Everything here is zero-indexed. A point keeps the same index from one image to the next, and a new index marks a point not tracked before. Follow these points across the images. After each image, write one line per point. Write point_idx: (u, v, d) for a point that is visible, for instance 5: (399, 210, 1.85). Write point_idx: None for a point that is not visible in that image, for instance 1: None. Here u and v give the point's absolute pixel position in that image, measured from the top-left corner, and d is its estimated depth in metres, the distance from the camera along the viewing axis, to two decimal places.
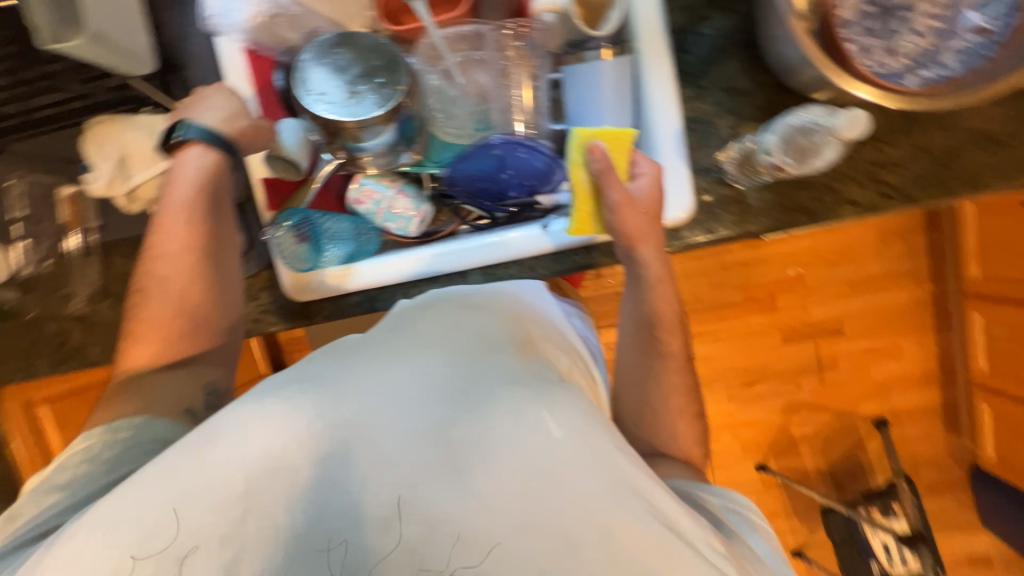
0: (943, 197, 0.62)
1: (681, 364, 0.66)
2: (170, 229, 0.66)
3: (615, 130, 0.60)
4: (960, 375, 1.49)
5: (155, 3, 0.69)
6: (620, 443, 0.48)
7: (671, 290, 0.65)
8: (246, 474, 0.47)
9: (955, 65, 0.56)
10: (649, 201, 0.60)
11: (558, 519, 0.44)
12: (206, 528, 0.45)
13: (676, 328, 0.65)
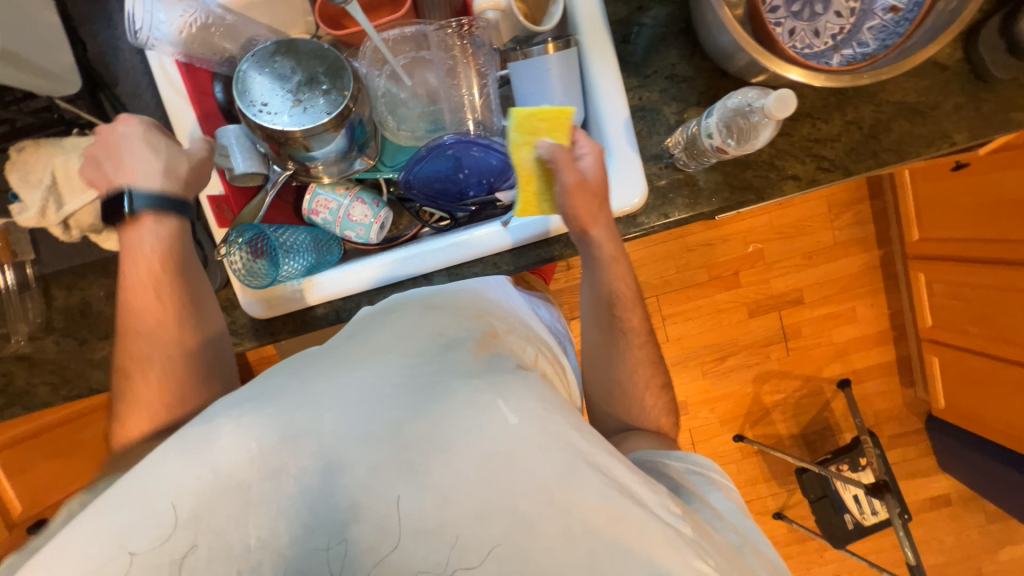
0: (875, 167, 0.66)
1: (644, 338, 0.67)
2: (143, 305, 0.60)
3: (556, 109, 0.59)
4: (911, 332, 1.60)
5: (75, 17, 0.65)
6: (577, 423, 0.47)
7: (627, 266, 0.65)
8: (199, 493, 0.42)
9: (874, 41, 0.61)
10: (598, 183, 0.60)
11: (516, 503, 0.42)
12: (209, 514, 0.42)
13: (635, 300, 0.66)
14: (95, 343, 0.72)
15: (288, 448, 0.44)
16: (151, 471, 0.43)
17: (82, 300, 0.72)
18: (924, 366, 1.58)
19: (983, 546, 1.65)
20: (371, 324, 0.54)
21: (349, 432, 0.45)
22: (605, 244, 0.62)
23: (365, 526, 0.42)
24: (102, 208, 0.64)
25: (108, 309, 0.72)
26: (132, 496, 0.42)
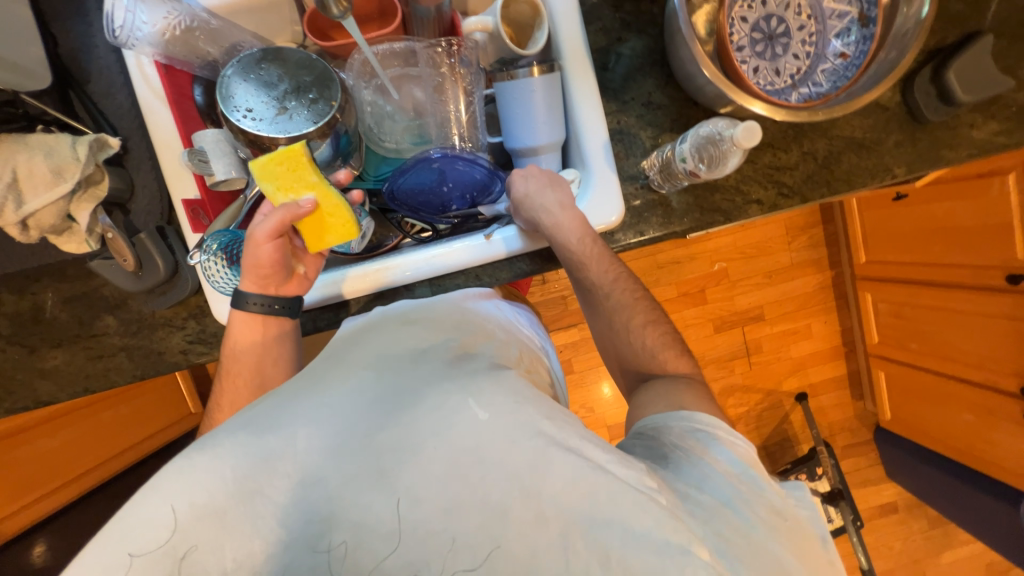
0: (828, 194, 0.72)
1: (638, 306, 0.68)
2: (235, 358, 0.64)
3: (283, 151, 0.56)
4: (859, 348, 1.71)
5: (46, 13, 0.63)
6: (550, 412, 0.46)
7: (574, 240, 0.65)
8: (189, 519, 0.39)
9: (826, 82, 0.67)
10: (522, 200, 0.66)
11: (488, 494, 0.42)
12: (202, 524, 0.39)
13: (615, 276, 0.68)
14: (45, 351, 0.68)
15: (263, 469, 0.41)
16: (130, 510, 0.40)
17: (35, 305, 0.67)
18: (872, 380, 1.69)
19: (927, 550, 1.76)
20: (348, 345, 0.55)
21: (321, 442, 0.43)
22: (564, 227, 0.65)
23: (342, 531, 0.41)
24: (65, 207, 0.60)
25: (62, 315, 0.68)
26: (108, 532, 0.39)
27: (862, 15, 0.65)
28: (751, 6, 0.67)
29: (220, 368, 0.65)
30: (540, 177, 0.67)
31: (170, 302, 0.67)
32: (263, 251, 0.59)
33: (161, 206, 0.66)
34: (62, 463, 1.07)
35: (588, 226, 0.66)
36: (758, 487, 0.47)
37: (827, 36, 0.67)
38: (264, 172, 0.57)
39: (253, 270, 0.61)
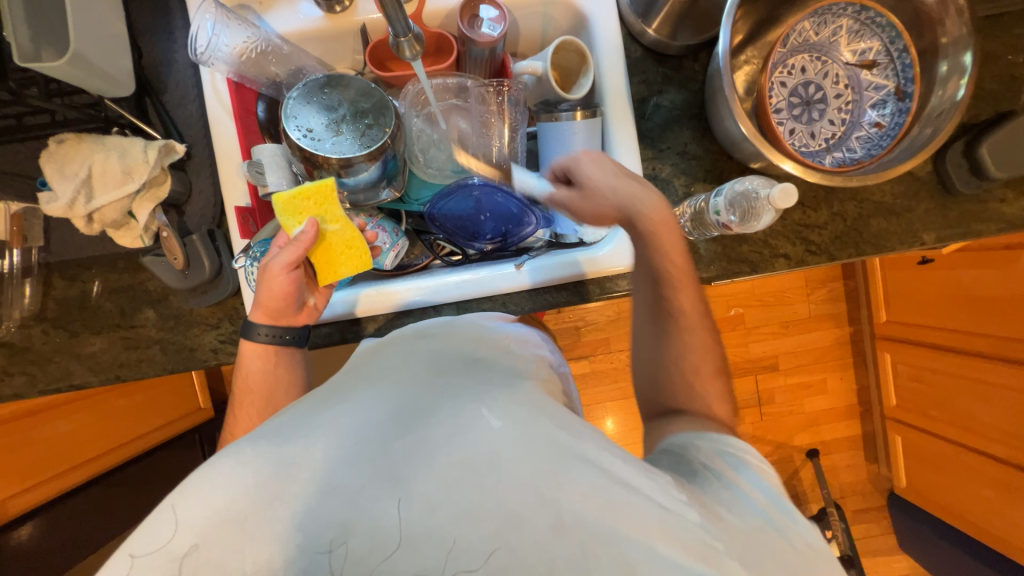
0: (856, 255, 0.73)
1: (697, 321, 0.65)
2: (250, 380, 0.65)
3: (312, 186, 0.60)
4: (876, 409, 1.67)
5: (138, 29, 0.69)
6: (563, 423, 0.46)
7: (672, 236, 0.63)
8: (203, 526, 0.40)
9: (861, 149, 0.69)
10: (603, 179, 0.63)
11: (503, 501, 0.41)
12: (212, 528, 0.40)
13: (683, 274, 0.64)
14: (85, 337, 0.71)
15: (287, 478, 0.42)
16: (161, 514, 0.41)
17: (83, 292, 0.71)
18: (887, 443, 1.63)
19: None
20: (370, 357, 0.57)
21: (340, 448, 0.44)
22: (647, 214, 0.62)
23: (357, 539, 0.39)
24: (129, 205, 0.65)
25: (106, 304, 0.71)
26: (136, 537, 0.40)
27: (898, 89, 0.68)
28: (789, 72, 0.71)
29: (232, 396, 0.66)
30: (599, 161, 0.64)
31: (209, 301, 0.70)
32: (277, 283, 0.62)
33: (213, 211, 0.70)
34: (74, 448, 1.09)
35: (667, 210, 0.63)
36: (790, 517, 0.46)
37: (863, 105, 0.70)
38: (290, 208, 0.61)
39: (265, 302, 0.63)
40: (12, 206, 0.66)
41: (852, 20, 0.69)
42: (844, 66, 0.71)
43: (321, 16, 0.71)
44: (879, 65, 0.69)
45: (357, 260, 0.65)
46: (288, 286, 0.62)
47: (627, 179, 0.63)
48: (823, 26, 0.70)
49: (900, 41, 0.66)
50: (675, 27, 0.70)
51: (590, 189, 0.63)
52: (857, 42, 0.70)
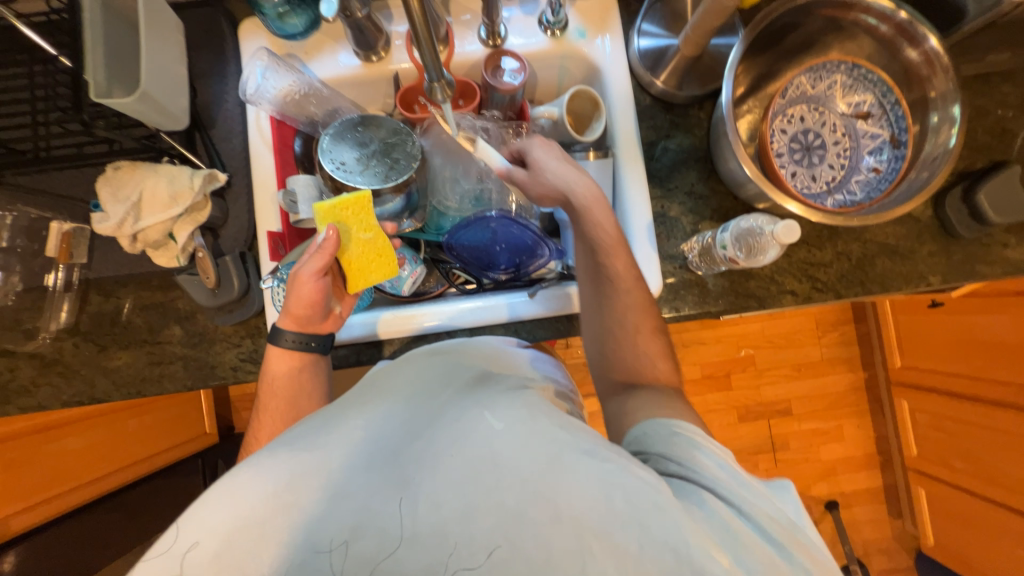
0: (862, 293, 0.75)
1: (632, 284, 0.66)
2: (275, 392, 0.67)
3: (352, 198, 0.62)
4: (896, 459, 1.60)
5: (194, 72, 0.77)
6: (563, 422, 0.47)
7: (605, 212, 0.66)
8: (225, 534, 0.40)
9: (860, 191, 0.73)
10: (550, 159, 0.69)
11: (504, 498, 0.42)
12: (234, 536, 0.40)
13: (619, 242, 0.66)
14: (113, 351, 0.73)
15: (303, 487, 0.43)
16: (183, 524, 0.41)
17: (116, 308, 0.74)
18: (911, 497, 1.56)
19: None
20: (382, 372, 0.58)
21: (354, 455, 0.45)
22: (585, 192, 0.66)
23: (364, 540, 0.41)
24: (170, 227, 0.69)
25: (137, 320, 0.74)
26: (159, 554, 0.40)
27: (893, 138, 0.72)
28: (789, 120, 0.76)
29: (257, 402, 0.68)
30: (550, 147, 0.70)
31: (235, 319, 0.73)
32: (305, 290, 0.63)
33: (247, 235, 0.75)
34: (78, 466, 1.08)
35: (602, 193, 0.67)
36: (753, 494, 0.44)
37: (861, 151, 0.74)
38: (327, 215, 0.62)
39: (292, 308, 0.64)
40: (63, 225, 0.71)
41: (846, 76, 0.74)
42: (841, 116, 0.76)
43: (359, 64, 0.79)
44: (873, 116, 0.74)
45: (385, 267, 0.66)
46: (316, 294, 0.64)
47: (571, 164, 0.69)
48: (819, 81, 0.75)
49: (891, 95, 0.71)
50: (681, 78, 0.76)
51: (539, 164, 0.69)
52: (851, 95, 0.75)
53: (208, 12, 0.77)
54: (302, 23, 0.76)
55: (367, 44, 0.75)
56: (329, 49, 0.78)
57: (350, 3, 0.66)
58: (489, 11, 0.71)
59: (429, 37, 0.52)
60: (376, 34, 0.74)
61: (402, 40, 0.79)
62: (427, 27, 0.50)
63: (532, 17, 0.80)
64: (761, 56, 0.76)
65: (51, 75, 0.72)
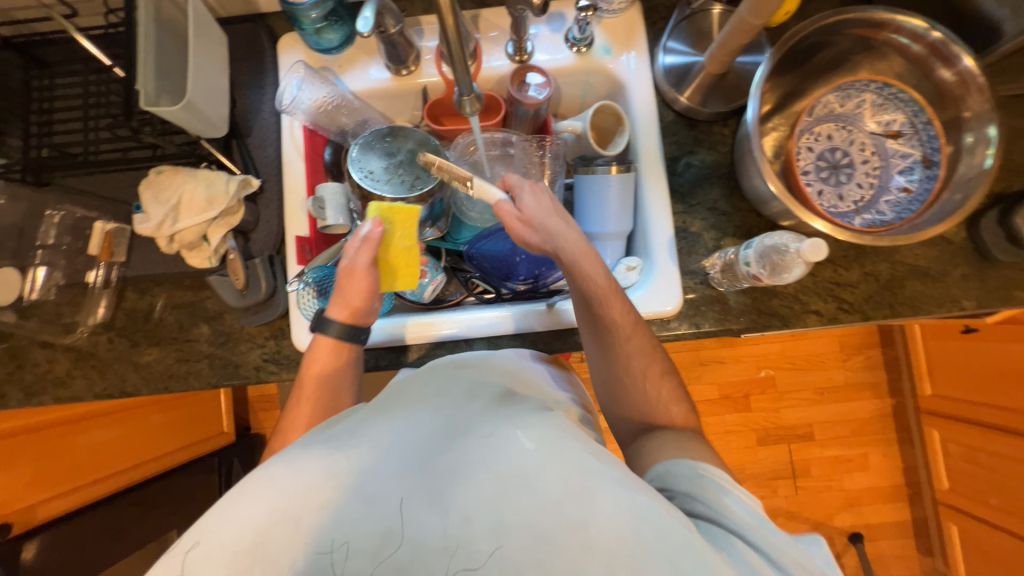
0: (891, 316, 0.73)
1: (632, 331, 0.64)
2: (312, 379, 0.66)
3: (406, 209, 0.67)
4: (926, 492, 1.52)
5: (235, 84, 0.81)
6: (594, 449, 0.46)
7: (596, 262, 0.64)
8: (258, 529, 0.41)
9: (891, 212, 0.71)
10: (537, 206, 0.66)
11: (536, 520, 0.41)
12: (266, 530, 0.41)
13: (613, 290, 0.63)
14: (144, 347, 0.76)
15: (336, 487, 0.43)
16: (223, 508, 0.43)
17: (149, 306, 0.77)
18: (942, 533, 1.48)
19: None
20: (406, 383, 0.59)
21: (383, 462, 0.45)
22: (574, 250, 0.63)
23: (397, 548, 0.41)
24: (205, 229, 0.72)
25: (168, 318, 0.77)
26: (195, 534, 0.41)
27: (925, 157, 0.70)
28: (817, 138, 0.75)
29: (296, 388, 0.66)
30: (539, 192, 0.68)
31: (260, 320, 0.75)
32: (359, 282, 0.66)
33: (275, 239, 0.77)
34: (105, 458, 1.14)
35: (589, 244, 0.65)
36: (782, 540, 0.43)
37: (892, 171, 0.73)
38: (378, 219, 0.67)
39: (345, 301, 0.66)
40: (107, 225, 0.76)
41: (876, 95, 0.74)
42: (870, 134, 0.74)
43: (389, 78, 0.82)
44: (904, 136, 0.73)
45: (407, 278, 0.70)
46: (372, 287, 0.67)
47: (558, 214, 0.66)
48: (848, 100, 0.75)
49: (924, 114, 0.70)
50: (705, 95, 0.77)
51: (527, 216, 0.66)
52: (881, 114, 0.74)
53: (250, 28, 0.81)
54: (338, 38, 0.79)
55: (398, 59, 0.78)
56: (361, 63, 0.82)
57: (385, 20, 0.69)
58: (518, 27, 0.74)
59: (462, 52, 0.54)
60: (408, 49, 0.77)
61: (431, 55, 0.81)
62: (460, 41, 0.52)
63: (558, 34, 0.81)
64: (788, 74, 0.76)
65: (105, 85, 0.77)
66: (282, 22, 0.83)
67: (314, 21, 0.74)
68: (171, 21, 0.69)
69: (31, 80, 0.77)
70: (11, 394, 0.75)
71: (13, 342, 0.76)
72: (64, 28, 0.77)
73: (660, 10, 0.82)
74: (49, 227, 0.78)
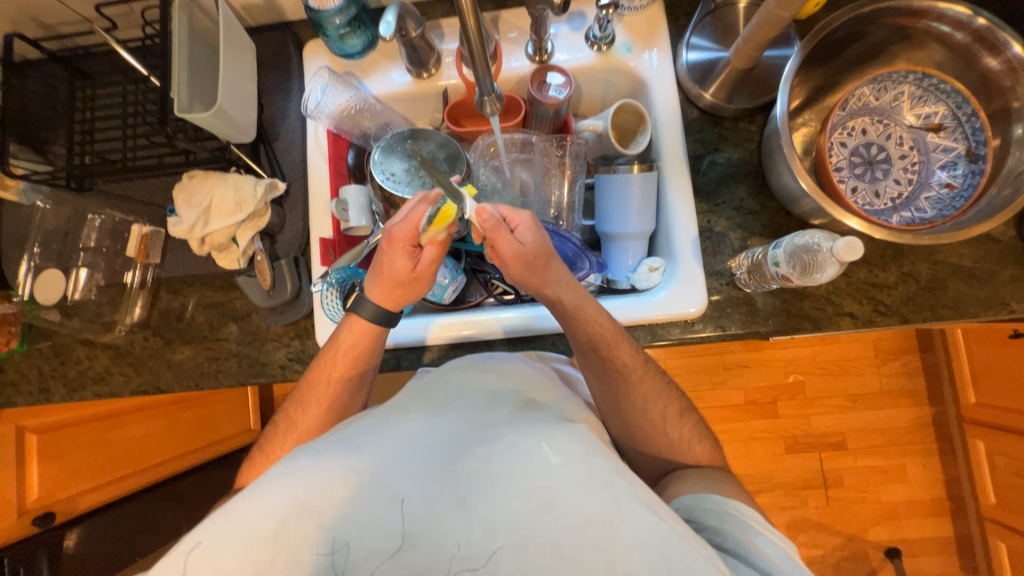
0: (932, 319, 0.69)
1: (643, 372, 0.63)
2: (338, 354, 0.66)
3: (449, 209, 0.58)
4: (970, 507, 1.44)
5: (262, 90, 0.83)
6: (621, 468, 0.46)
7: (597, 307, 0.63)
8: (281, 518, 0.42)
9: (931, 209, 0.68)
10: (539, 245, 0.60)
11: (560, 539, 0.41)
12: (289, 520, 0.42)
13: (618, 334, 0.62)
14: (176, 346, 0.79)
15: (356, 484, 0.44)
16: (250, 497, 0.43)
17: (181, 306, 0.80)
18: (989, 551, 1.39)
19: None
20: (428, 384, 0.59)
21: (406, 464, 0.46)
22: (577, 300, 0.62)
23: (418, 551, 0.42)
24: (234, 231, 0.74)
25: (199, 317, 0.79)
26: (223, 516, 0.43)
27: (969, 151, 0.66)
28: (850, 134, 0.72)
29: (321, 356, 0.67)
30: (537, 229, 0.62)
31: (285, 320, 0.76)
32: (421, 275, 0.64)
33: (298, 240, 0.79)
34: (142, 451, 1.18)
35: (588, 293, 0.63)
36: None
37: (933, 166, 0.69)
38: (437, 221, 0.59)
39: (421, 283, 0.65)
40: (143, 228, 0.79)
41: (915, 87, 0.70)
42: (908, 128, 0.71)
43: (411, 81, 0.83)
44: (946, 129, 0.69)
45: None
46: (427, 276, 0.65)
47: (556, 259, 0.62)
48: (884, 92, 0.71)
49: (967, 105, 0.66)
50: (731, 91, 0.74)
51: (526, 255, 0.60)
52: (920, 107, 0.70)
53: (277, 36, 0.84)
54: (361, 43, 0.80)
55: (420, 62, 0.79)
56: (383, 66, 0.83)
57: (406, 24, 0.70)
58: (539, 27, 0.73)
59: (483, 55, 0.54)
60: (429, 52, 0.78)
61: (452, 57, 0.82)
62: (481, 42, 0.52)
63: (578, 33, 0.81)
64: (819, 68, 0.73)
65: (142, 94, 0.80)
66: (307, 30, 0.85)
67: (338, 27, 0.75)
68: (203, 31, 0.72)
69: (75, 92, 0.81)
70: (56, 389, 0.79)
71: (57, 340, 0.80)
72: (105, 41, 0.81)
73: (683, 6, 0.81)
74: (91, 230, 0.83)
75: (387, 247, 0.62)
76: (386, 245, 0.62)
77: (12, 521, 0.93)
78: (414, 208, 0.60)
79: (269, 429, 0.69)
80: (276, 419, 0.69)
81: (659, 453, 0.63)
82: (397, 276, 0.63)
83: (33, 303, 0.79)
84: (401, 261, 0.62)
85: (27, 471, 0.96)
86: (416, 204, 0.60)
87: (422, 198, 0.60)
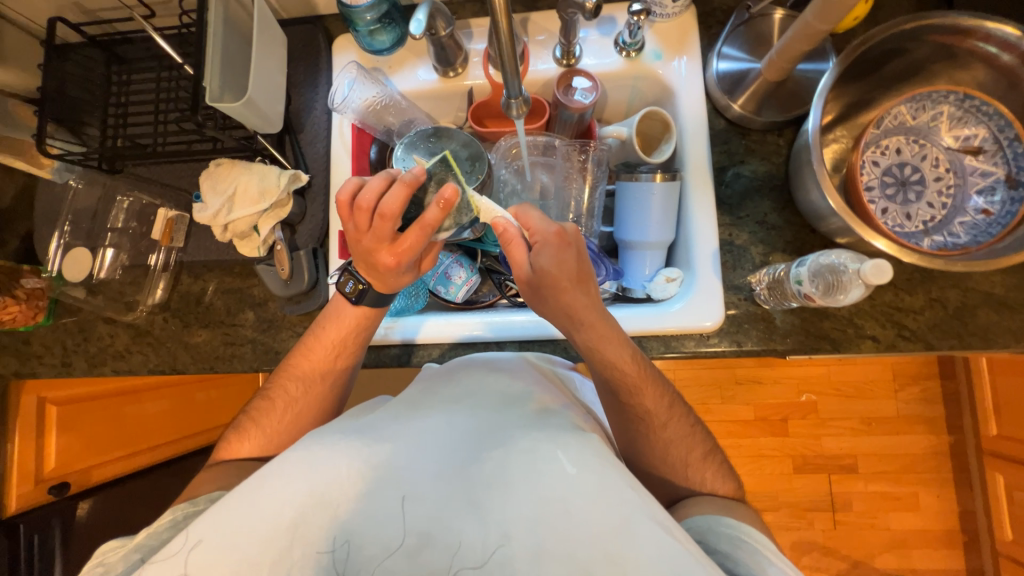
0: (959, 347, 0.67)
1: (667, 418, 0.61)
2: (339, 320, 0.66)
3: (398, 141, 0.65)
4: (984, 541, 1.39)
5: (291, 82, 0.84)
6: (635, 482, 0.44)
7: (616, 346, 0.58)
8: (295, 508, 0.43)
9: (965, 235, 0.65)
10: (557, 273, 0.53)
11: (573, 549, 0.40)
12: (302, 511, 0.43)
13: (644, 378, 0.60)
14: (194, 328, 0.80)
15: (368, 478, 0.45)
16: (259, 484, 0.44)
17: (201, 290, 0.81)
18: None
19: None
20: (443, 380, 0.58)
21: (418, 461, 0.46)
22: (597, 339, 0.57)
23: (432, 551, 0.42)
24: (256, 220, 0.75)
25: (217, 302, 0.81)
26: (231, 500, 0.44)
27: (1010, 177, 0.64)
28: (884, 152, 0.70)
29: (321, 317, 0.68)
30: (561, 250, 0.54)
31: (301, 309, 0.77)
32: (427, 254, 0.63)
33: (317, 231, 0.80)
34: (152, 428, 1.23)
35: (612, 327, 0.58)
36: None
37: (970, 191, 0.67)
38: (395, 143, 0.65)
39: (416, 270, 0.63)
40: (169, 212, 0.80)
41: (955, 107, 0.67)
42: (944, 150, 0.69)
43: (437, 79, 0.83)
44: (985, 152, 0.66)
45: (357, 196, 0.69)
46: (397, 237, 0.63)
47: (578, 289, 0.55)
48: (921, 111, 0.69)
49: (1011, 129, 0.64)
50: (760, 103, 0.73)
51: (539, 281, 0.55)
52: (959, 128, 0.68)
53: (309, 29, 0.85)
54: (390, 39, 0.81)
55: (447, 61, 0.79)
56: (410, 63, 0.83)
57: (436, 23, 0.70)
58: (568, 30, 0.73)
59: (513, 57, 0.54)
60: (456, 51, 0.78)
61: (479, 57, 0.82)
62: (511, 44, 0.52)
63: (607, 38, 0.80)
64: (853, 83, 0.71)
65: (173, 79, 0.81)
66: (337, 24, 0.86)
67: (369, 23, 0.75)
68: (238, 21, 0.73)
69: (112, 76, 0.83)
70: (74, 363, 0.81)
71: (81, 316, 0.82)
72: (141, 27, 0.83)
73: (716, 14, 0.79)
74: (119, 211, 0.85)
75: (371, 241, 0.56)
76: (366, 237, 0.56)
77: (30, 487, 1.00)
78: (386, 199, 0.52)
79: (258, 402, 0.67)
80: (265, 393, 0.67)
81: (667, 469, 0.62)
82: (400, 280, 0.62)
83: (60, 279, 0.80)
84: (407, 273, 0.61)
85: (47, 440, 1.02)
86: (392, 193, 0.51)
87: (400, 188, 0.51)
